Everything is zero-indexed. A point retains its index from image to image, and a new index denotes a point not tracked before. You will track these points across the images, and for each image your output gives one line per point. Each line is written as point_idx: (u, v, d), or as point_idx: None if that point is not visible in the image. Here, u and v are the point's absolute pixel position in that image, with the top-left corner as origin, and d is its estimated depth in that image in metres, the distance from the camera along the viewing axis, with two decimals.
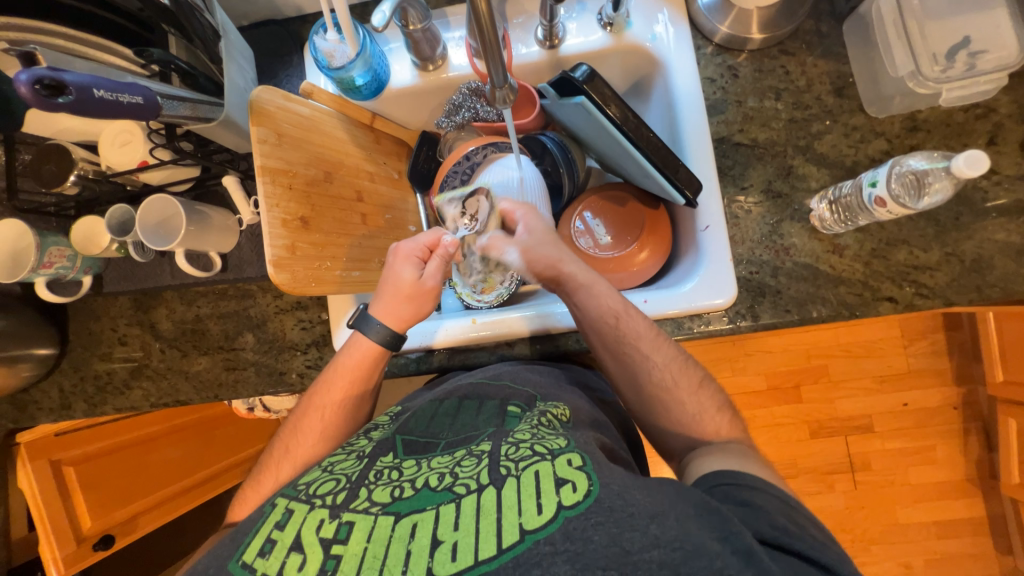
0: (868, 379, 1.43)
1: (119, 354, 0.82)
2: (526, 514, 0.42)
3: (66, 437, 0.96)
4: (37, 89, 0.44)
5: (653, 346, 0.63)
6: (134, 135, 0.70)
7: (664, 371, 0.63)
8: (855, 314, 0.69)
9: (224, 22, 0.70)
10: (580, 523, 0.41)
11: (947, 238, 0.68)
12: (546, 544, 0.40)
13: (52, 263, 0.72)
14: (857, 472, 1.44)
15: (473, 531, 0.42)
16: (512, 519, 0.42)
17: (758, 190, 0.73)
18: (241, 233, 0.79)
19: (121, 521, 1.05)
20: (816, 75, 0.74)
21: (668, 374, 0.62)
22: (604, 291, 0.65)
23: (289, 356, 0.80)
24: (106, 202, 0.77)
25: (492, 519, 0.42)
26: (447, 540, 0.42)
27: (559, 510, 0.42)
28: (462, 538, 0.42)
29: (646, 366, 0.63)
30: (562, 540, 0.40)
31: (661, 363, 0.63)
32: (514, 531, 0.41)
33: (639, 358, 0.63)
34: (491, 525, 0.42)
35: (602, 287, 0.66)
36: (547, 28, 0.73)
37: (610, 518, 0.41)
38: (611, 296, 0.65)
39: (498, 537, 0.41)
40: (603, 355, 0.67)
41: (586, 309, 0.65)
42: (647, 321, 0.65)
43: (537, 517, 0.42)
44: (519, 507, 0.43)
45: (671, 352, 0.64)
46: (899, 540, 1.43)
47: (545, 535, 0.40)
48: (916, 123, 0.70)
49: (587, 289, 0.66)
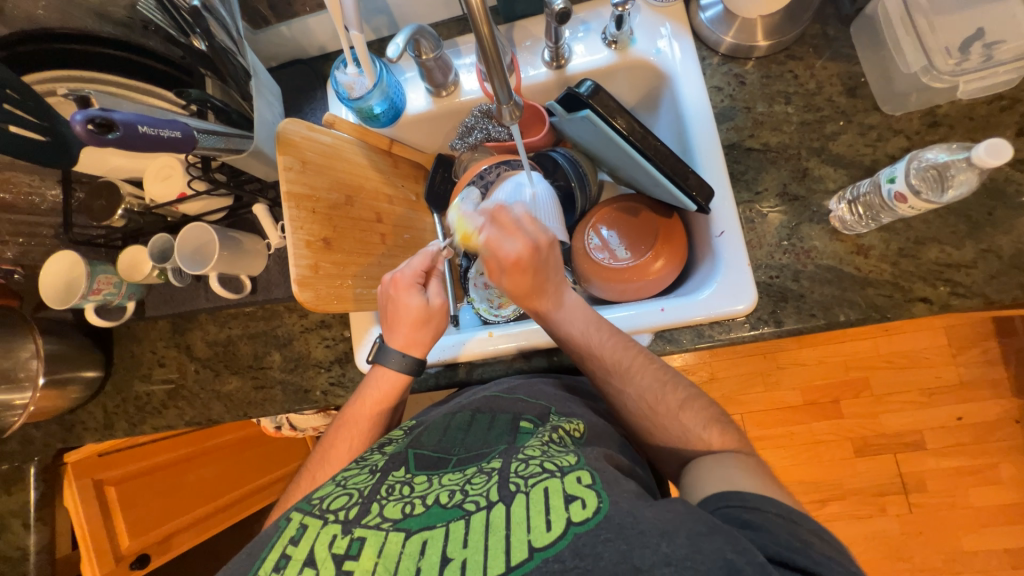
0: (915, 391, 1.35)
1: (158, 376, 0.87)
2: (535, 531, 0.41)
3: (109, 458, 1.00)
4: (89, 128, 0.48)
5: (624, 380, 0.63)
6: (175, 169, 0.76)
7: (641, 400, 0.62)
8: (886, 317, 0.66)
9: (256, 64, 0.75)
10: (590, 540, 0.40)
11: (981, 234, 0.65)
12: (555, 562, 0.39)
13: (101, 289, 0.78)
14: (911, 494, 1.33)
15: (482, 548, 0.42)
16: (520, 535, 0.41)
17: (773, 194, 0.72)
18: (270, 257, 0.83)
19: (157, 541, 1.08)
20: (826, 78, 0.73)
21: (660, 401, 0.62)
22: (568, 330, 0.67)
23: (314, 373, 0.82)
24: (149, 232, 0.83)
25: (501, 536, 0.42)
26: (456, 557, 0.42)
27: (567, 526, 0.41)
28: (470, 555, 0.42)
29: (623, 397, 0.63)
30: (571, 556, 0.39)
31: (648, 388, 0.62)
32: (523, 548, 0.41)
33: (613, 389, 0.64)
34: (500, 542, 0.42)
35: (565, 329, 0.67)
36: (553, 49, 0.76)
37: (618, 535, 0.40)
38: (573, 338, 0.66)
39: (507, 555, 0.40)
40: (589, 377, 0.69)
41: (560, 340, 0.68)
42: (620, 351, 0.64)
43: (546, 534, 0.41)
44: (528, 523, 0.42)
45: (648, 378, 0.63)
46: (966, 570, 1.30)
47: (554, 553, 0.40)
48: (936, 118, 0.69)
49: (554, 328, 0.68)
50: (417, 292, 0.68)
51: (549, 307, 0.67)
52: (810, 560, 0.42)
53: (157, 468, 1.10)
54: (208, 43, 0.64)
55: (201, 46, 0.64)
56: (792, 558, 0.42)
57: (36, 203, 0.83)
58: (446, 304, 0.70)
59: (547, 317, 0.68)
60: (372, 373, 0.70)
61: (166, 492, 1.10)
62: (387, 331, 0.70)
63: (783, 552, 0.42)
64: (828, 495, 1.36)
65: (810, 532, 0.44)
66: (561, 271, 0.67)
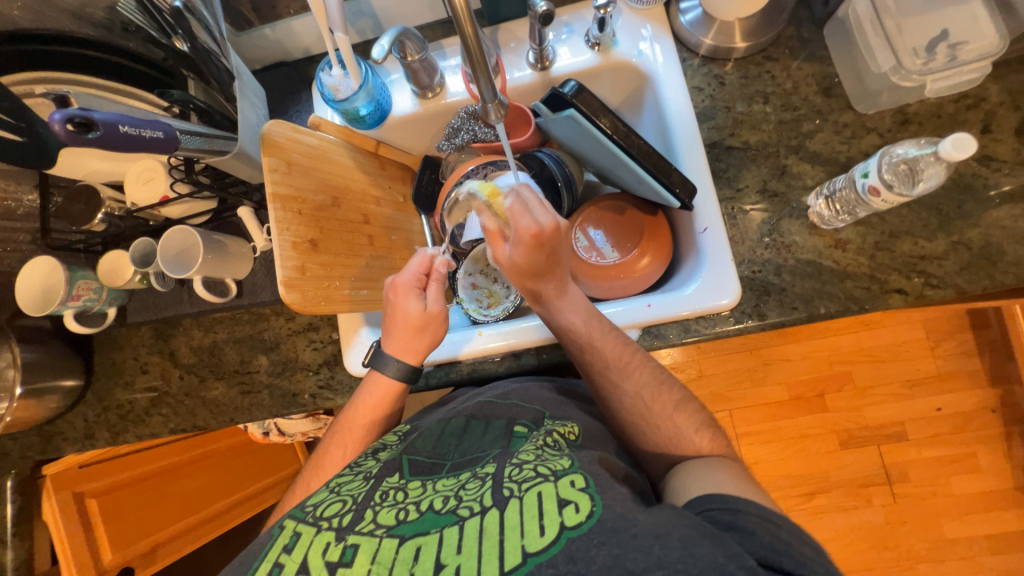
0: (896, 383, 1.38)
1: (141, 383, 0.85)
2: (529, 536, 0.41)
3: (88, 471, 0.97)
4: (68, 127, 0.48)
5: (622, 375, 0.64)
6: (157, 172, 0.75)
7: (636, 397, 0.63)
8: (864, 309, 0.68)
9: (238, 65, 0.74)
10: (584, 544, 0.40)
11: (952, 227, 0.68)
12: (548, 567, 0.39)
13: (80, 295, 0.76)
14: (894, 484, 1.36)
15: (476, 554, 0.41)
16: (515, 541, 0.41)
17: (754, 191, 0.74)
18: (256, 259, 0.82)
19: (140, 555, 1.05)
20: (801, 78, 0.76)
21: (642, 396, 0.63)
22: (567, 319, 0.66)
23: (302, 376, 0.81)
24: (130, 236, 0.82)
25: (495, 541, 0.42)
26: (450, 563, 0.41)
27: (562, 530, 0.41)
28: (464, 561, 0.41)
29: (617, 394, 0.64)
30: (565, 562, 0.39)
31: (632, 390, 0.64)
32: (517, 553, 0.40)
33: (610, 386, 0.64)
34: (494, 548, 0.41)
35: (565, 320, 0.67)
36: (537, 51, 0.77)
37: (612, 539, 0.40)
38: (574, 329, 0.66)
39: (500, 560, 0.40)
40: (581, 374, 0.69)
41: (561, 330, 0.67)
42: (619, 345, 0.66)
43: (540, 539, 0.41)
44: (521, 528, 0.42)
45: (643, 377, 0.64)
46: (948, 557, 1.34)
47: (549, 558, 0.39)
48: (906, 116, 0.71)
49: (554, 315, 0.67)
50: (416, 297, 0.68)
51: (551, 293, 0.66)
52: (793, 562, 0.42)
53: (144, 479, 1.08)
54: (191, 44, 0.64)
55: (183, 47, 0.65)
56: (772, 554, 0.42)
57: (11, 208, 0.81)
58: (444, 312, 0.69)
59: (548, 305, 0.67)
60: (367, 379, 0.70)
61: (151, 502, 1.08)
62: (384, 335, 0.69)
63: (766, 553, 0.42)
64: (815, 488, 1.38)
65: (791, 524, 0.45)
66: (567, 263, 0.66)
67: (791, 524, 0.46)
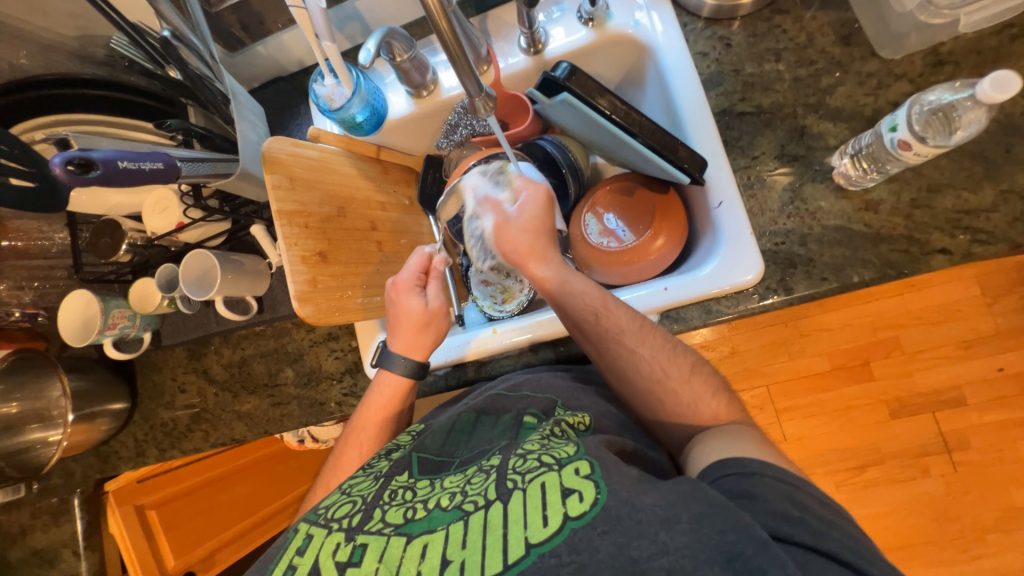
0: (950, 345, 1.29)
1: (181, 402, 0.89)
2: (531, 527, 0.40)
3: (147, 483, 1.04)
4: (69, 169, 0.50)
5: (637, 340, 0.61)
6: (171, 201, 0.77)
7: (653, 362, 0.60)
8: (902, 273, 0.63)
9: (235, 89, 0.73)
10: (586, 534, 0.39)
11: (1000, 174, 0.61)
12: (551, 557, 0.38)
13: (116, 324, 0.80)
14: (953, 453, 1.28)
15: (479, 549, 0.41)
16: (517, 533, 0.40)
17: (771, 157, 0.69)
18: (272, 275, 0.85)
19: (202, 558, 1.16)
20: (816, 28, 0.70)
21: (657, 364, 0.60)
22: (575, 293, 0.63)
23: (327, 385, 0.83)
24: (155, 264, 0.85)
25: (498, 535, 0.41)
26: (456, 559, 0.41)
27: (565, 521, 0.40)
28: (469, 556, 0.41)
29: (632, 359, 0.60)
30: (567, 552, 0.38)
31: (648, 354, 0.60)
32: (520, 545, 0.40)
33: (624, 352, 0.61)
34: (498, 541, 0.41)
35: (577, 284, 0.64)
36: (528, 35, 0.74)
37: (616, 527, 0.39)
38: (586, 293, 0.63)
39: (504, 553, 0.40)
40: (590, 350, 0.64)
41: (566, 309, 0.64)
42: (630, 313, 0.63)
43: (542, 530, 0.40)
44: (524, 520, 0.41)
45: (658, 341, 0.61)
46: (1021, 527, 1.24)
47: (551, 548, 0.39)
48: (940, 57, 0.65)
49: (560, 293, 0.64)
50: (416, 294, 0.69)
51: (552, 269, 0.65)
52: (819, 538, 0.40)
53: (192, 490, 1.14)
54: (182, 71, 0.66)
55: (176, 75, 0.66)
56: (799, 535, 0.40)
57: (46, 247, 0.86)
58: (444, 307, 0.70)
59: (551, 282, 0.65)
60: (377, 379, 0.70)
61: (205, 511, 1.16)
62: (390, 335, 0.70)
63: (788, 530, 0.41)
64: (865, 461, 1.31)
65: (817, 500, 0.44)
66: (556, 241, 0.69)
67: (822, 502, 0.44)
